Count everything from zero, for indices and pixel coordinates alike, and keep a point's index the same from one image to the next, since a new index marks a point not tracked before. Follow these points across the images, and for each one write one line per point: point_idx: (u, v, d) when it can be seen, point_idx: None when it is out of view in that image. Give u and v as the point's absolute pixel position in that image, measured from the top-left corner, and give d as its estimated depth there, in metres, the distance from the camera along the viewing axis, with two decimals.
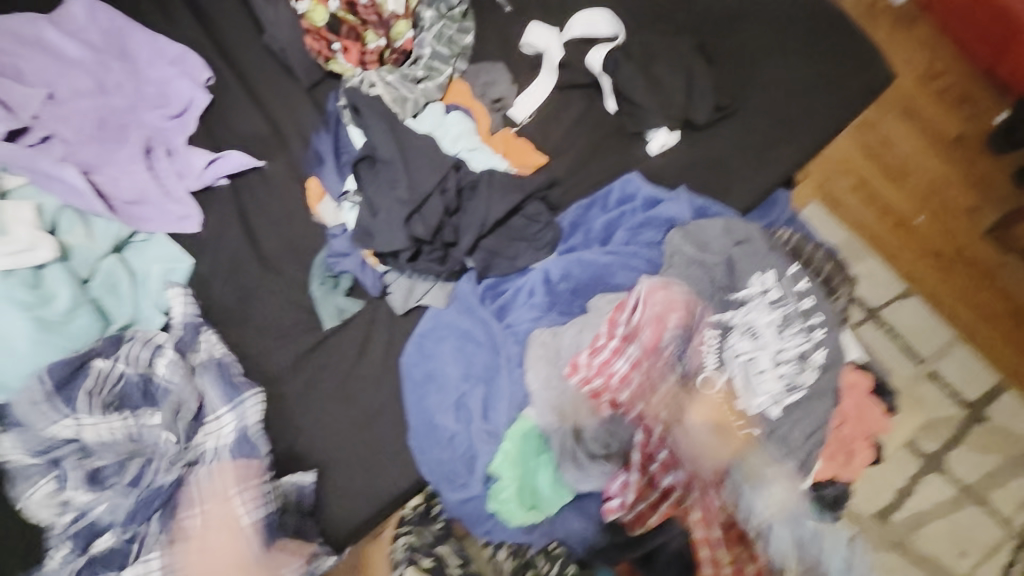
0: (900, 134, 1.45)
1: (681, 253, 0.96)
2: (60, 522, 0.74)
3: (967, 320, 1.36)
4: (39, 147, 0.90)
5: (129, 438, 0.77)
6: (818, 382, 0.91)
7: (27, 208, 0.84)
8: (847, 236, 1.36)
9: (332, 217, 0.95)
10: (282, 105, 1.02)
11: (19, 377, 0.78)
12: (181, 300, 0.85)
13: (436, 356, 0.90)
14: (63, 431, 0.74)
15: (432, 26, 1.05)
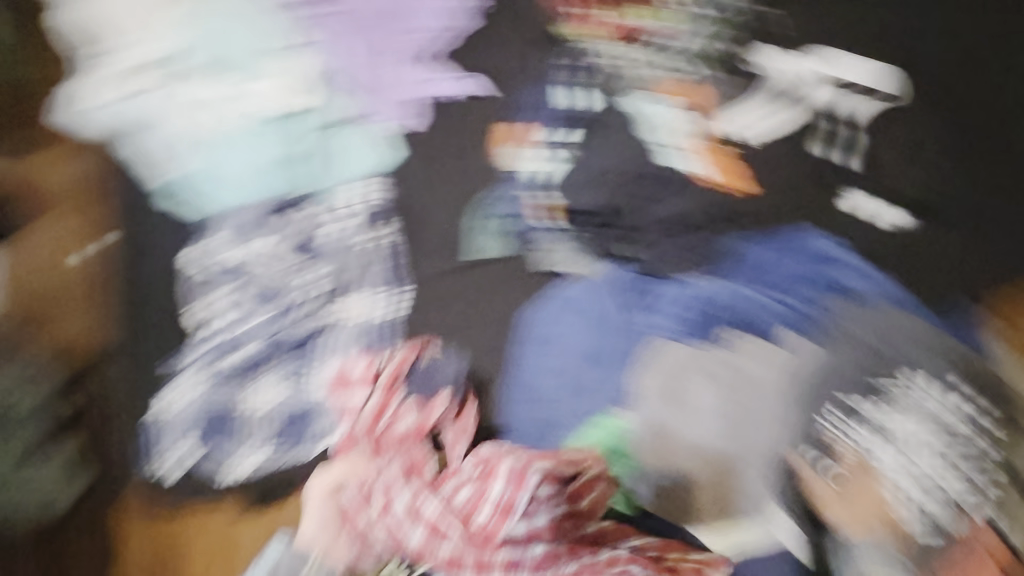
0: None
1: (840, 325, 0.90)
2: (235, 312, 1.03)
3: None
4: (337, 43, 1.19)
5: (297, 275, 1.03)
6: (942, 516, 0.81)
7: (313, 70, 1.16)
8: None
9: (506, 160, 1.06)
10: (517, 60, 1.16)
11: (253, 192, 1.08)
12: (373, 187, 1.08)
13: (557, 322, 0.95)
14: (265, 246, 1.05)
15: (679, 37, 1.16)
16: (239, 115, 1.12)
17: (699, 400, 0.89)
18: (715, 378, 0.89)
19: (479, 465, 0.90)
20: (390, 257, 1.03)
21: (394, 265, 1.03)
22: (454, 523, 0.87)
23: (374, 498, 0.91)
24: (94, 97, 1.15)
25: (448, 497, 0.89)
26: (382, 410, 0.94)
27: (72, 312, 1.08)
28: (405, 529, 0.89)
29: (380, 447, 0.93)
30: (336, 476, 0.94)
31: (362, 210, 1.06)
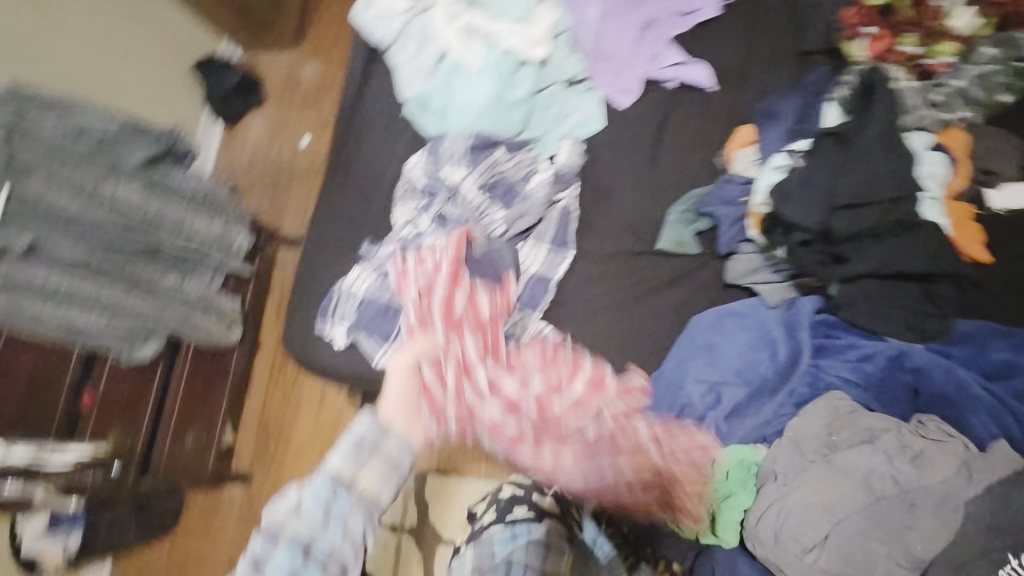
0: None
1: None
2: (407, 230, 1.04)
3: None
4: None
5: (477, 211, 1.03)
6: None
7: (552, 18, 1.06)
8: None
9: (741, 166, 0.93)
10: (768, 52, 1.03)
11: (460, 124, 1.06)
12: (569, 148, 1.04)
13: (727, 337, 0.89)
14: (453, 176, 1.04)
15: (984, 65, 0.90)
16: (477, 48, 1.06)
17: (860, 474, 0.79)
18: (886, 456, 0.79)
19: (544, 355, 0.94)
20: (566, 219, 1.02)
21: (564, 228, 1.02)
22: (529, 398, 0.93)
23: (451, 373, 0.92)
24: (364, 5, 1.13)
25: (523, 376, 0.94)
26: (467, 291, 0.96)
27: (300, 199, 1.52)
28: (481, 402, 0.93)
29: (458, 325, 0.94)
30: (412, 352, 0.90)
31: (555, 167, 1.04)
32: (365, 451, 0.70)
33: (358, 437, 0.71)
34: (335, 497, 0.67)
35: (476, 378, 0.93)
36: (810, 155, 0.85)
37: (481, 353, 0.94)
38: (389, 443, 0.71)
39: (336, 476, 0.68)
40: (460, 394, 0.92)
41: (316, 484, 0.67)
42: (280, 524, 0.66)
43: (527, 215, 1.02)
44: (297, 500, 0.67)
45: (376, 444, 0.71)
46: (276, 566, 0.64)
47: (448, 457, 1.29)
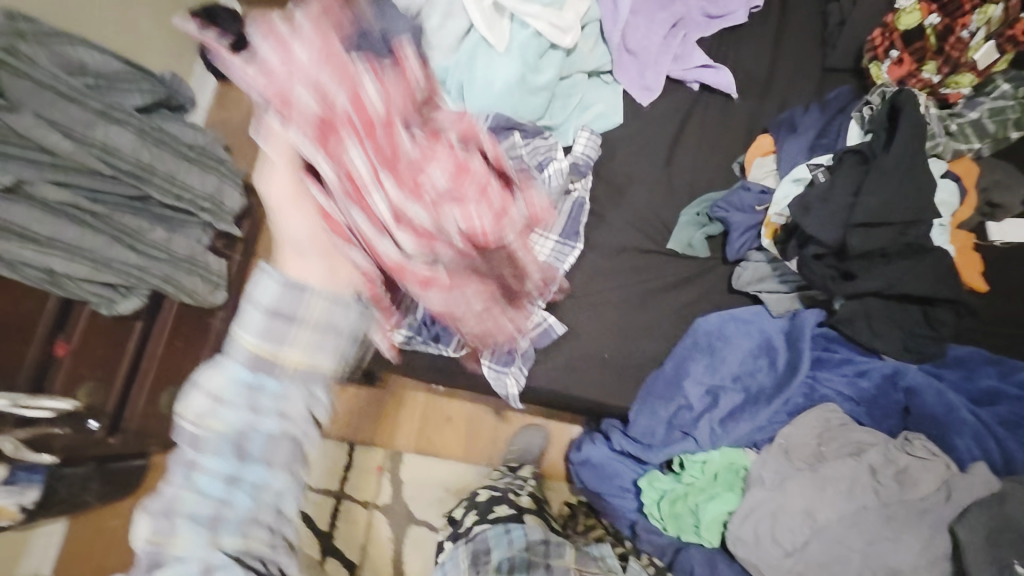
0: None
1: None
2: None
3: None
4: None
5: None
6: None
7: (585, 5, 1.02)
8: None
9: (758, 174, 0.95)
10: (789, 66, 1.06)
11: (478, 103, 1.00)
12: (585, 139, 1.03)
13: (729, 342, 0.90)
14: None
15: (998, 99, 0.92)
16: (504, 27, 1.01)
17: (848, 488, 0.81)
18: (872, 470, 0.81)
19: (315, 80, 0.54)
20: (576, 211, 1.01)
21: (574, 220, 1.01)
22: (452, 237, 0.62)
23: (333, 188, 0.57)
24: None
25: (434, 205, 0.60)
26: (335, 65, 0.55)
27: None
28: (380, 231, 0.59)
29: (329, 135, 0.55)
30: (283, 191, 0.56)
31: (571, 157, 1.03)
32: (280, 321, 0.52)
33: (268, 308, 0.52)
34: (261, 386, 0.52)
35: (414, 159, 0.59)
36: (831, 172, 0.83)
37: (375, 174, 0.57)
38: (310, 306, 0.53)
39: (255, 352, 0.52)
40: (371, 192, 0.57)
41: (228, 380, 0.51)
42: (197, 433, 0.50)
43: (543, 202, 0.98)
44: (212, 387, 0.51)
45: (293, 308, 0.52)
46: (202, 491, 0.49)
47: (425, 436, 1.34)
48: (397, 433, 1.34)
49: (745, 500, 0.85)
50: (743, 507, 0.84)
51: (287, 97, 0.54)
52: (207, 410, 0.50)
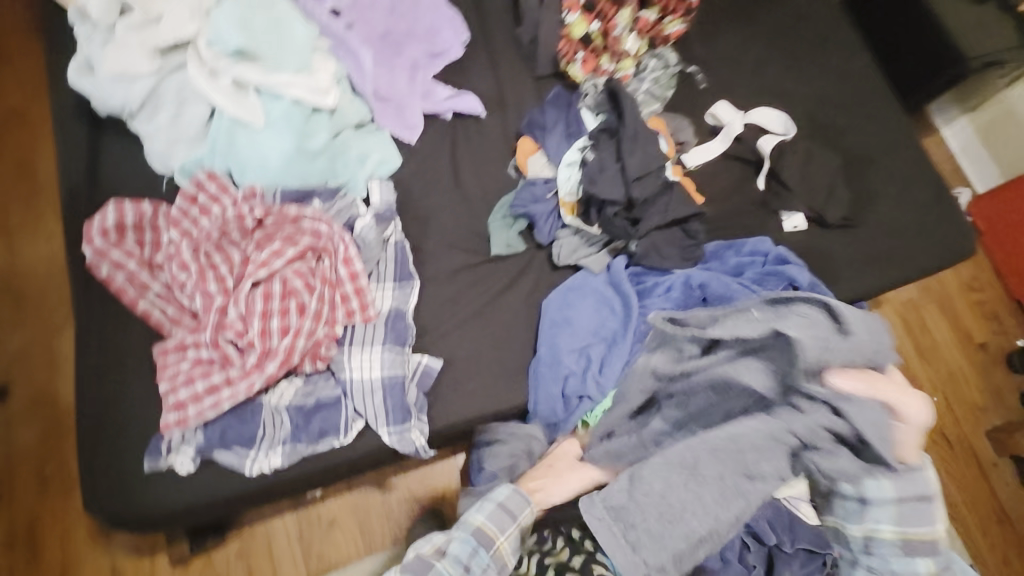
0: (896, 326, 1.97)
1: None
2: None
3: (947, 482, 1.83)
4: (340, 33, 1.12)
5: None
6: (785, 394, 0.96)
7: (330, 66, 1.07)
8: None
9: (536, 170, 1.14)
10: (512, 80, 1.25)
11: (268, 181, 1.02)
12: (379, 189, 1.08)
13: (576, 307, 1.06)
14: None
15: (653, 71, 1.29)
16: (254, 102, 1.01)
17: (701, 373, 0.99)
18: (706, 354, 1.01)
19: (188, 197, 0.97)
20: (401, 255, 1.05)
21: (403, 263, 1.04)
22: (200, 310, 0.91)
23: (167, 295, 0.93)
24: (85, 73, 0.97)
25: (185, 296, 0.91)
26: (190, 236, 0.94)
27: (44, 311, 1.23)
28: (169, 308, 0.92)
29: (155, 265, 0.94)
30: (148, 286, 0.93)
31: (374, 210, 1.06)
32: (506, 513, 0.91)
33: (499, 500, 0.92)
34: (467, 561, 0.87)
35: (179, 270, 0.92)
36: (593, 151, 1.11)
37: (175, 284, 0.92)
38: (509, 496, 0.92)
39: (478, 529, 0.89)
40: (179, 296, 0.92)
41: (458, 543, 0.87)
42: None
43: (369, 258, 1.02)
44: (441, 544, 0.88)
45: (510, 510, 0.91)
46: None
47: (315, 553, 1.19)
48: (281, 569, 1.17)
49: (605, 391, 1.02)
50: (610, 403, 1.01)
51: (171, 230, 0.95)
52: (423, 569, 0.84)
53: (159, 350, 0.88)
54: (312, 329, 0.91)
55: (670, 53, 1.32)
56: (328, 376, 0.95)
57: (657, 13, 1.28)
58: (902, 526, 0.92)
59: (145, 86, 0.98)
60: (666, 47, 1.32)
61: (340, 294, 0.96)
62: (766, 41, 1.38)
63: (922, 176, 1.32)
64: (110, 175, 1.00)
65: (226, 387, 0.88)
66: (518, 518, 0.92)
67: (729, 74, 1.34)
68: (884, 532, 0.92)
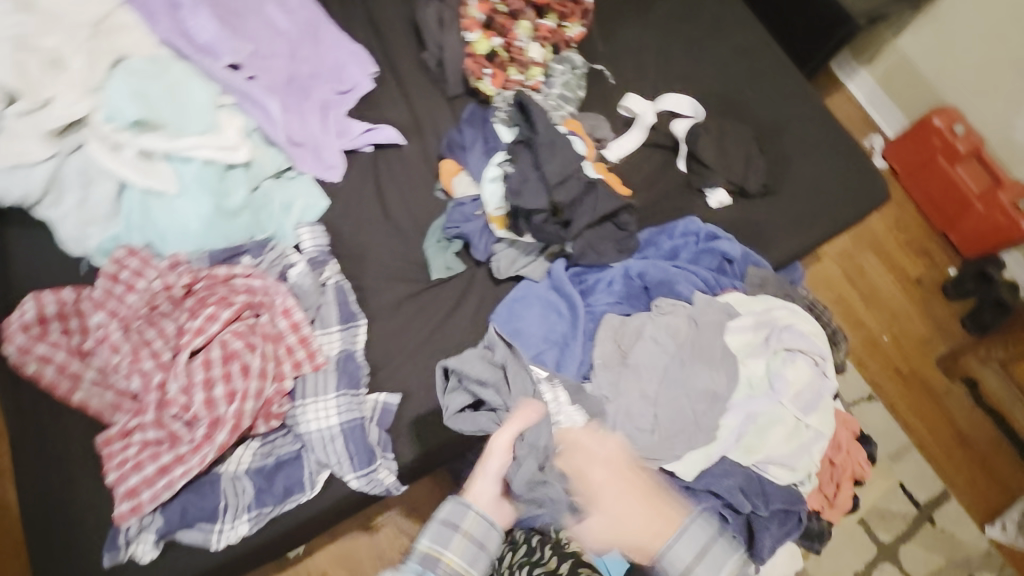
0: (836, 276, 2.09)
1: (752, 275, 1.20)
2: None
3: (905, 415, 1.94)
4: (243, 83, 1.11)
5: None
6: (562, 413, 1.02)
7: (237, 121, 1.06)
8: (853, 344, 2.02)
9: (462, 189, 1.13)
10: (425, 105, 1.27)
11: (191, 246, 0.99)
12: (309, 235, 1.08)
13: (524, 317, 1.08)
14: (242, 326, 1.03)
15: (562, 75, 1.30)
16: (166, 169, 1.00)
17: (648, 364, 1.08)
18: (656, 344, 1.09)
19: (110, 276, 0.93)
20: (341, 296, 1.05)
21: (344, 303, 1.04)
22: (139, 390, 0.88)
23: (100, 382, 0.89)
24: None
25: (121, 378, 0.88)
26: (118, 316, 0.91)
27: None
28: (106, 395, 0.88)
29: (85, 352, 0.90)
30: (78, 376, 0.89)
31: (307, 256, 1.06)
32: (447, 530, 0.86)
33: (443, 521, 0.86)
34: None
35: (111, 354, 0.89)
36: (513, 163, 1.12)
37: (108, 369, 0.89)
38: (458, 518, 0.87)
39: (424, 556, 0.85)
40: (115, 381, 0.89)
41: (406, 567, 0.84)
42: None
43: (309, 306, 1.01)
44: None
45: (453, 527, 0.86)
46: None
47: None
48: None
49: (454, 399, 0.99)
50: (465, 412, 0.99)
51: (96, 313, 0.92)
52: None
53: (101, 441, 0.85)
54: (259, 388, 0.89)
55: (576, 55, 1.34)
56: (286, 432, 0.94)
57: (555, 20, 1.32)
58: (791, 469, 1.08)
59: (43, 172, 0.94)
60: (571, 50, 1.34)
61: (285, 346, 0.95)
62: (664, 30, 1.43)
63: (830, 134, 1.39)
64: (23, 268, 0.96)
65: (177, 464, 0.85)
66: (462, 534, 0.86)
67: (634, 67, 1.39)
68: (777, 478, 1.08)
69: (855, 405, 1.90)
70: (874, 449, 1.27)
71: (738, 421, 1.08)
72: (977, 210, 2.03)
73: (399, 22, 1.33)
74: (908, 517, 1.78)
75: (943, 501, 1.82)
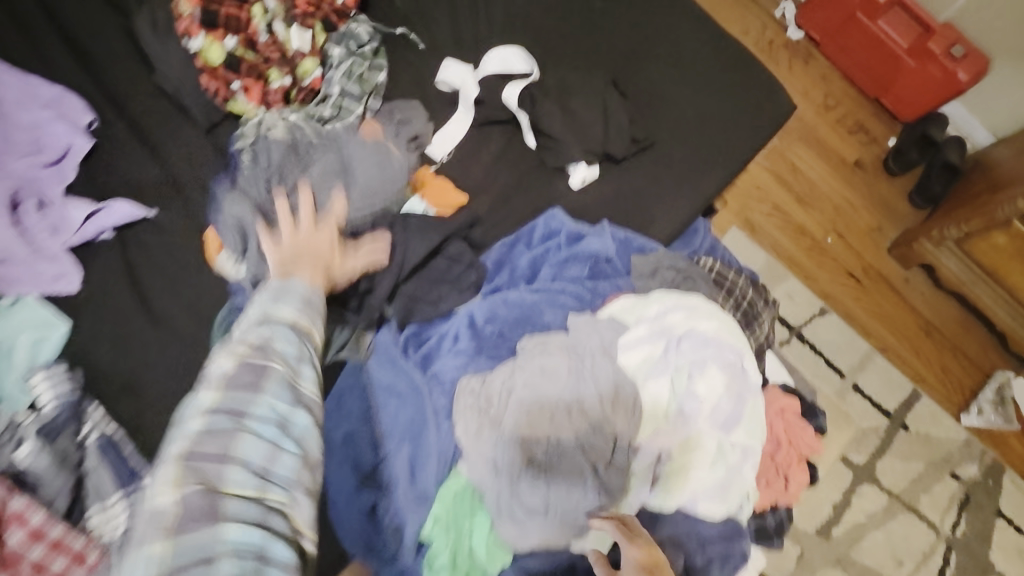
0: (769, 183, 1.80)
1: (638, 270, 0.96)
2: None
3: (865, 321, 1.74)
4: None
5: None
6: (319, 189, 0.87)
7: None
8: (798, 253, 1.76)
9: (230, 271, 0.87)
10: (175, 147, 0.94)
11: None
12: (47, 383, 0.80)
13: (356, 416, 0.84)
14: None
15: (342, 63, 0.96)
16: None
17: (529, 424, 0.85)
18: (531, 398, 0.85)
19: None
20: (106, 453, 0.80)
21: (117, 459, 0.81)
22: None
23: None
24: None
25: None
26: None
27: None
28: None
29: None
30: None
31: (43, 422, 0.79)
32: (306, 301, 0.66)
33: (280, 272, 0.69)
34: (300, 353, 0.62)
35: None
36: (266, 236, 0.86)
37: None
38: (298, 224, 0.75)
39: (294, 324, 0.64)
40: None
41: (283, 343, 0.60)
42: (250, 397, 0.57)
43: (54, 494, 0.76)
44: (255, 346, 0.59)
45: (307, 297, 0.67)
46: (260, 424, 0.56)
47: None
48: None
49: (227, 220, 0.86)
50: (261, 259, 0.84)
51: None
52: (260, 372, 0.58)
53: None
54: None
55: (359, 25, 0.99)
56: None
57: None
58: (722, 497, 0.88)
59: None
60: (349, 21, 0.99)
61: (29, 567, 0.71)
62: None
63: (705, 50, 1.10)
64: None
65: None
66: (314, 309, 0.67)
67: (445, 17, 1.05)
68: (709, 509, 0.88)
69: (809, 323, 1.70)
70: (819, 419, 1.10)
71: (649, 465, 0.88)
72: (909, 67, 1.74)
73: (113, 37, 0.97)
74: (880, 431, 1.66)
75: (914, 404, 1.69)
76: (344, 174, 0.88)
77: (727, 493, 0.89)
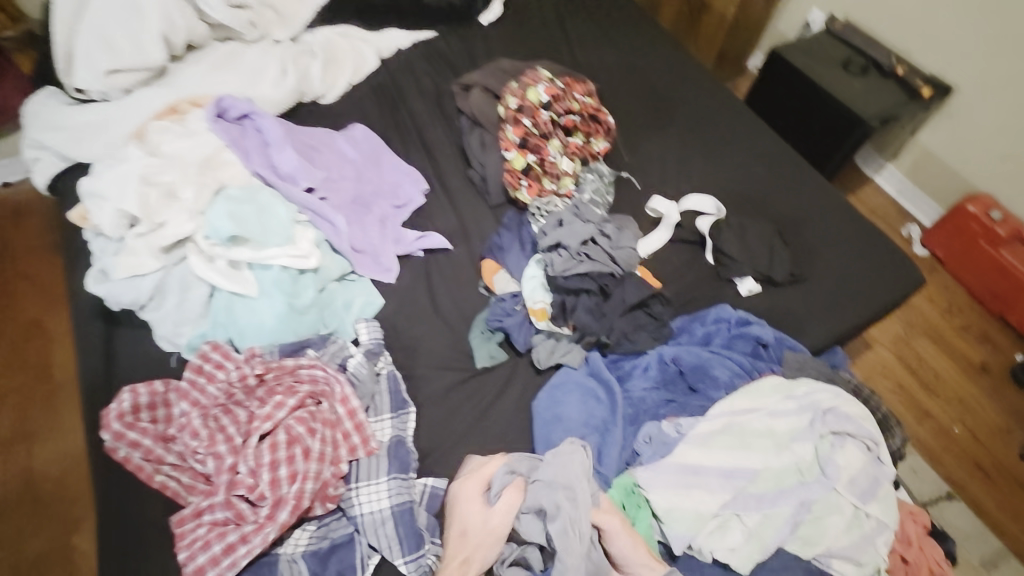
0: (893, 362, 1.98)
1: (793, 360, 1.22)
2: None
3: (996, 517, 1.74)
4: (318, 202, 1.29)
5: None
6: (604, 234, 1.28)
7: (309, 234, 1.21)
8: (922, 433, 1.86)
9: (502, 285, 1.27)
10: (471, 214, 1.42)
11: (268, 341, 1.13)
12: (366, 329, 1.18)
13: (564, 403, 1.13)
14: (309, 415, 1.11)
15: (590, 183, 1.45)
16: (248, 275, 1.15)
17: (701, 464, 1.06)
18: (702, 448, 1.08)
19: (196, 368, 1.07)
20: (391, 384, 1.13)
21: (397, 391, 1.12)
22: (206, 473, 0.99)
23: (171, 457, 1.01)
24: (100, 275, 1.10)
25: (196, 460, 1.00)
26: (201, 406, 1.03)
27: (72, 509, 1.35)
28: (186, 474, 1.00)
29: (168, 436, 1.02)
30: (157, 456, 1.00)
31: (365, 349, 1.16)
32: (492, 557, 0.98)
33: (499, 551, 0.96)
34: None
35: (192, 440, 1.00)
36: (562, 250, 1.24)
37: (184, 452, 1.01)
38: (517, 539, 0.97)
39: None
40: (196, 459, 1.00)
41: None
42: None
43: (365, 396, 1.10)
44: None
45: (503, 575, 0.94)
46: None
47: None
48: None
49: (552, 230, 1.26)
50: (568, 261, 1.22)
51: (180, 406, 1.04)
52: None
53: (174, 520, 0.95)
54: (318, 470, 0.98)
55: (603, 165, 1.49)
56: (340, 517, 1.02)
57: (582, 137, 1.49)
58: (851, 556, 1.03)
59: (152, 282, 1.10)
60: (598, 161, 1.49)
61: (342, 432, 1.04)
62: (680, 142, 1.59)
63: (848, 228, 1.47)
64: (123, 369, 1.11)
65: (242, 543, 0.93)
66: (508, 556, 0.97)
67: (658, 173, 1.53)
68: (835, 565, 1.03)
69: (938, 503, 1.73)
70: (948, 545, 1.19)
71: (795, 514, 1.03)
72: None
73: (448, 146, 1.52)
74: None
75: None
76: (619, 241, 1.28)
77: (850, 560, 1.03)
